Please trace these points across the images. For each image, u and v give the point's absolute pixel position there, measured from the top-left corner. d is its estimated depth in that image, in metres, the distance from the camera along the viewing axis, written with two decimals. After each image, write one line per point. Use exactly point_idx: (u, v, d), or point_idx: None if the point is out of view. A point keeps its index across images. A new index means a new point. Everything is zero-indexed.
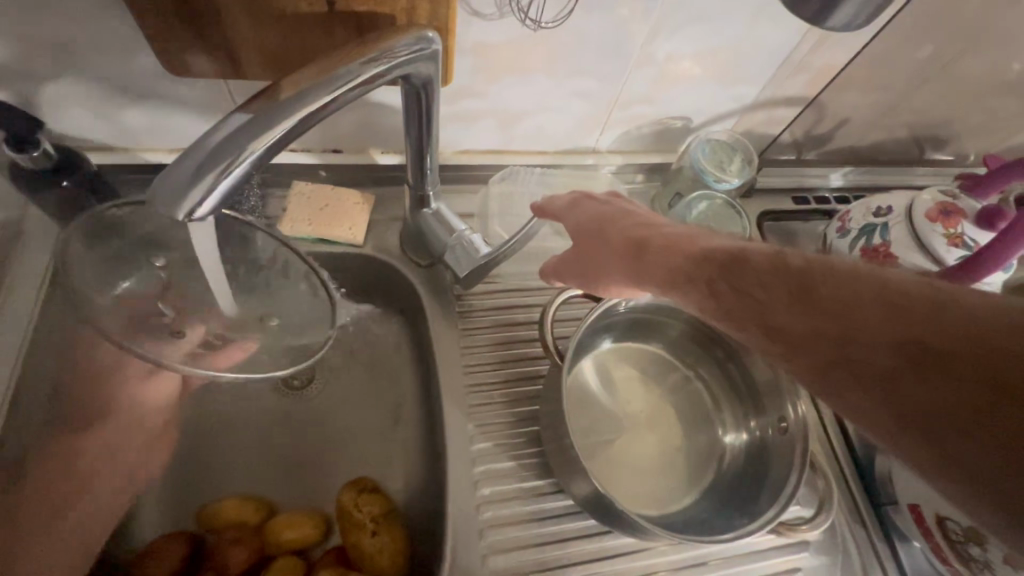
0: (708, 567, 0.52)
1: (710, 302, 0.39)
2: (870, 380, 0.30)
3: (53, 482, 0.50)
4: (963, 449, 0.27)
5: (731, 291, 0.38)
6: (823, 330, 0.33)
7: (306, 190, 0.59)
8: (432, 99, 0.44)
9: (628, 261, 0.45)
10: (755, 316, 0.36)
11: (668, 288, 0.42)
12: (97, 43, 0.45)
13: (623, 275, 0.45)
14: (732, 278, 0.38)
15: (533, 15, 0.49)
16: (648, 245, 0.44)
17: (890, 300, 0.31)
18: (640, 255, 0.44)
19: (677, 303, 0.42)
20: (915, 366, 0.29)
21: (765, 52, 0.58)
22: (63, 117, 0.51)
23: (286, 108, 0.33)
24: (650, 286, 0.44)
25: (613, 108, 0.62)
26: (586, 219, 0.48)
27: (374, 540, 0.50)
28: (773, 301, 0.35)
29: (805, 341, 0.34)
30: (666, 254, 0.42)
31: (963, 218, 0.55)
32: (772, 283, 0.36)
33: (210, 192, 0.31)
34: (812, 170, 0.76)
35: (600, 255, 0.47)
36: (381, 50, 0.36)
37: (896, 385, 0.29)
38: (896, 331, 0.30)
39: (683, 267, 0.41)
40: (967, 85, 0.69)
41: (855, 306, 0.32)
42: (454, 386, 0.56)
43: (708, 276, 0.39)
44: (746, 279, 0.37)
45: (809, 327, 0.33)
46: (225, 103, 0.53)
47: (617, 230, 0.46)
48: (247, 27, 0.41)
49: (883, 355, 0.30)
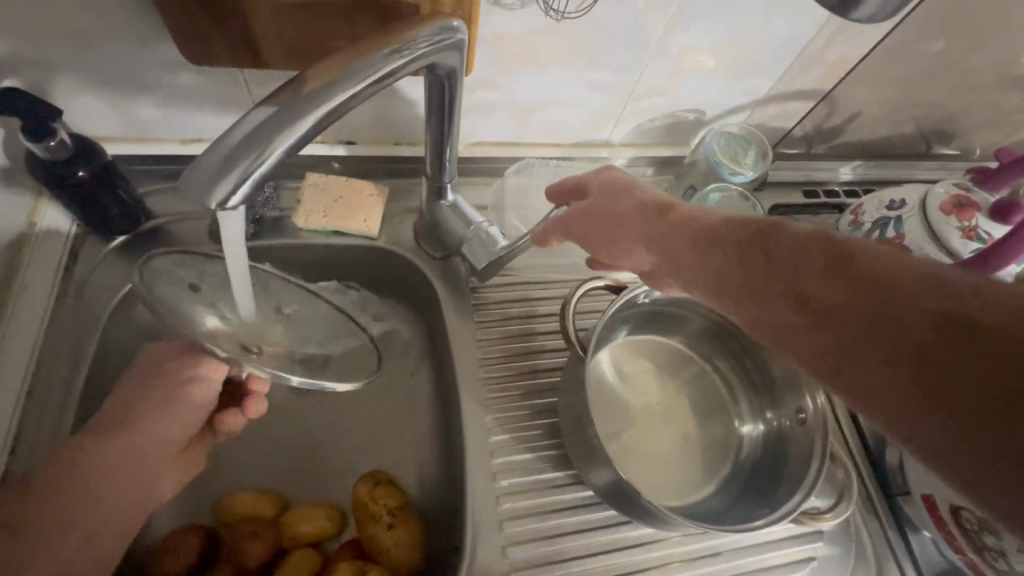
0: (723, 557, 0.52)
1: (729, 273, 0.38)
2: (900, 354, 0.28)
3: (78, 523, 0.43)
4: (994, 430, 0.24)
5: (755, 261, 0.36)
6: (851, 300, 0.31)
7: (318, 181, 0.58)
8: (455, 90, 0.43)
9: (645, 229, 0.43)
10: (780, 284, 0.34)
11: (689, 253, 0.40)
12: (114, 33, 0.44)
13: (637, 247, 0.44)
14: (762, 245, 0.36)
15: (556, 6, 0.48)
16: (674, 211, 0.42)
17: (928, 277, 0.29)
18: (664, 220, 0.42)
19: (694, 273, 0.40)
20: (949, 340, 0.26)
21: (783, 45, 0.58)
22: (78, 108, 0.51)
23: (313, 98, 0.33)
24: (666, 256, 0.42)
25: (629, 101, 0.62)
26: (612, 183, 0.47)
27: (391, 532, 0.50)
28: (803, 269, 0.33)
29: (832, 312, 0.31)
30: (691, 225, 0.41)
31: (977, 211, 0.55)
32: (804, 252, 0.34)
33: (242, 180, 0.31)
34: (821, 164, 0.76)
35: (605, 219, 0.45)
36: (402, 41, 0.36)
37: (922, 362, 0.27)
38: (934, 302, 0.28)
39: (705, 238, 0.39)
40: (976, 78, 0.70)
41: (890, 279, 0.30)
42: (471, 378, 0.56)
43: (736, 241, 0.38)
44: (776, 247, 0.35)
45: (835, 298, 0.31)
46: (241, 95, 0.52)
47: (641, 196, 0.45)
48: (269, 15, 0.40)
49: (920, 329, 0.27)
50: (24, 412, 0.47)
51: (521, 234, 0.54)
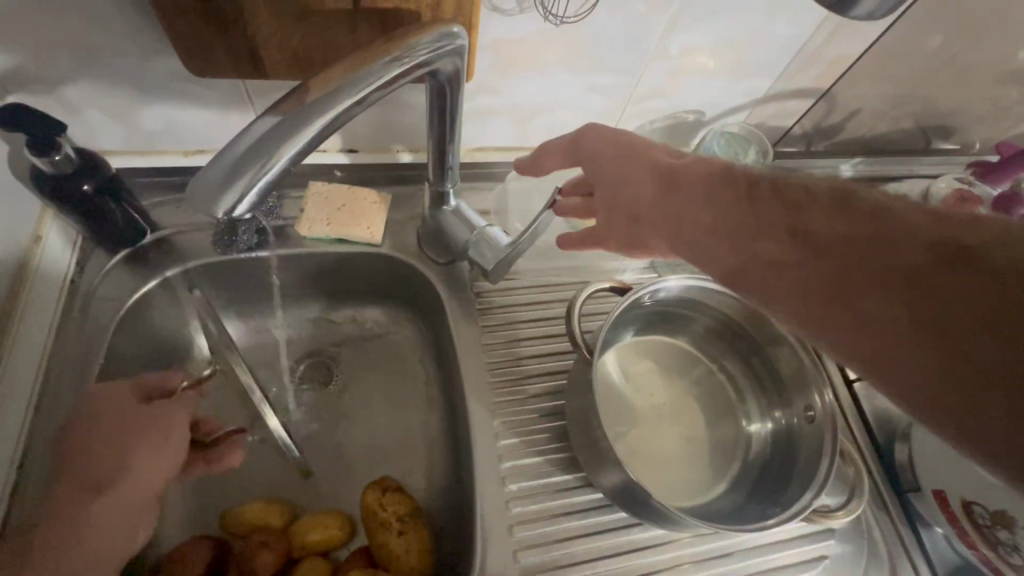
0: (735, 557, 0.52)
1: (734, 218, 0.39)
2: (899, 278, 0.31)
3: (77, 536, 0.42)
4: (976, 334, 0.27)
5: (762, 207, 0.38)
6: (855, 238, 0.33)
7: (321, 190, 0.58)
8: (456, 96, 0.43)
9: (660, 177, 0.43)
10: (786, 222, 0.37)
11: (700, 199, 0.41)
12: (117, 47, 0.45)
13: (639, 197, 0.44)
14: (772, 189, 0.38)
15: (555, 11, 0.49)
16: (689, 163, 0.43)
17: (927, 215, 0.32)
18: (678, 172, 0.42)
19: (698, 219, 0.41)
20: (947, 262, 0.29)
21: (781, 44, 0.58)
22: (82, 122, 0.51)
23: (315, 107, 0.33)
24: (673, 206, 0.42)
25: (629, 103, 0.62)
26: (620, 137, 0.45)
27: (402, 539, 0.50)
28: (810, 209, 0.36)
29: (835, 245, 0.34)
30: (700, 172, 0.42)
31: (980, 205, 0.56)
32: (812, 195, 0.37)
33: (249, 189, 0.31)
34: (822, 161, 0.76)
35: (620, 156, 0.45)
36: (404, 48, 0.36)
37: (919, 282, 0.30)
38: (932, 233, 0.31)
39: (714, 188, 0.41)
40: (974, 72, 0.70)
41: (891, 215, 0.33)
42: (477, 382, 0.56)
43: (746, 187, 0.40)
44: (787, 193, 0.38)
45: (835, 231, 0.34)
46: (243, 106, 0.53)
47: (655, 144, 0.45)
48: (272, 27, 0.41)
49: (921, 258, 0.30)
50: (33, 426, 0.47)
51: (524, 232, 0.53)
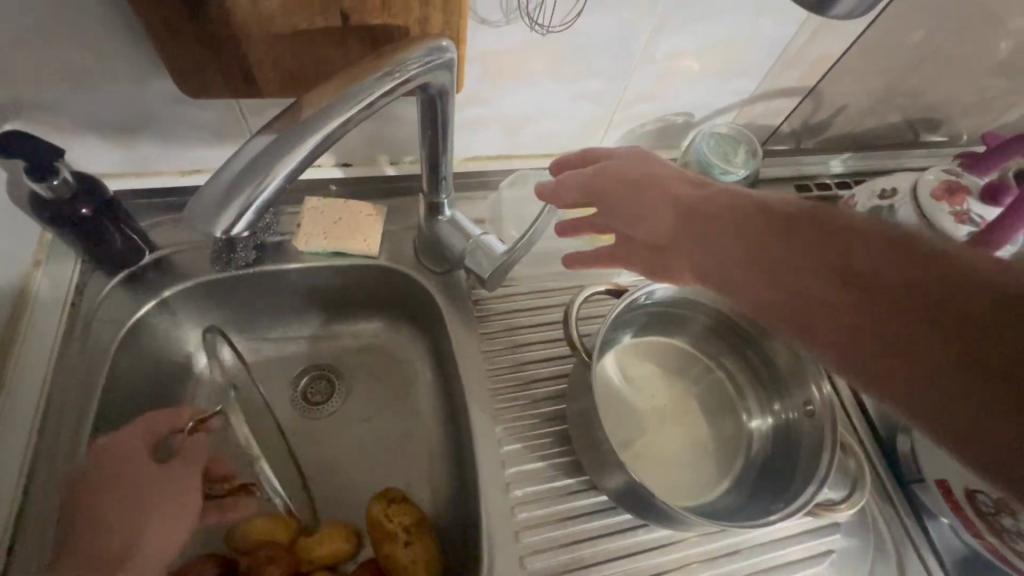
0: (743, 555, 0.52)
1: (760, 248, 0.38)
2: (958, 328, 0.28)
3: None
4: None
5: (802, 240, 0.36)
6: (897, 270, 0.32)
7: (318, 205, 0.59)
8: (447, 108, 0.44)
9: (687, 209, 0.42)
10: (828, 262, 0.34)
11: (734, 235, 0.39)
12: (112, 70, 0.46)
13: (665, 231, 0.43)
14: (813, 226, 0.36)
15: (541, 21, 0.50)
16: (716, 198, 0.41)
17: (990, 265, 0.30)
18: (706, 207, 0.41)
19: (730, 257, 0.39)
20: (1017, 314, 0.27)
21: (766, 46, 0.59)
22: (79, 146, 0.52)
23: (309, 124, 0.33)
24: (698, 235, 0.41)
25: (618, 108, 0.63)
26: (642, 172, 0.45)
27: (408, 550, 0.50)
28: (857, 248, 0.34)
29: (884, 287, 0.32)
30: (730, 208, 0.40)
31: (967, 195, 0.56)
32: (859, 233, 0.34)
33: (247, 208, 0.32)
34: (811, 158, 0.78)
35: (636, 187, 0.44)
36: (395, 63, 0.37)
37: (982, 334, 0.28)
38: (997, 282, 0.29)
39: (737, 215, 0.39)
40: (956, 66, 0.71)
41: (948, 262, 0.31)
42: (477, 389, 0.56)
43: (783, 223, 0.37)
44: (831, 229, 0.35)
45: (885, 273, 0.32)
46: (238, 125, 0.53)
47: (671, 173, 0.45)
48: (264, 46, 0.41)
49: (983, 307, 0.28)
50: (37, 451, 0.47)
51: (520, 239, 0.54)
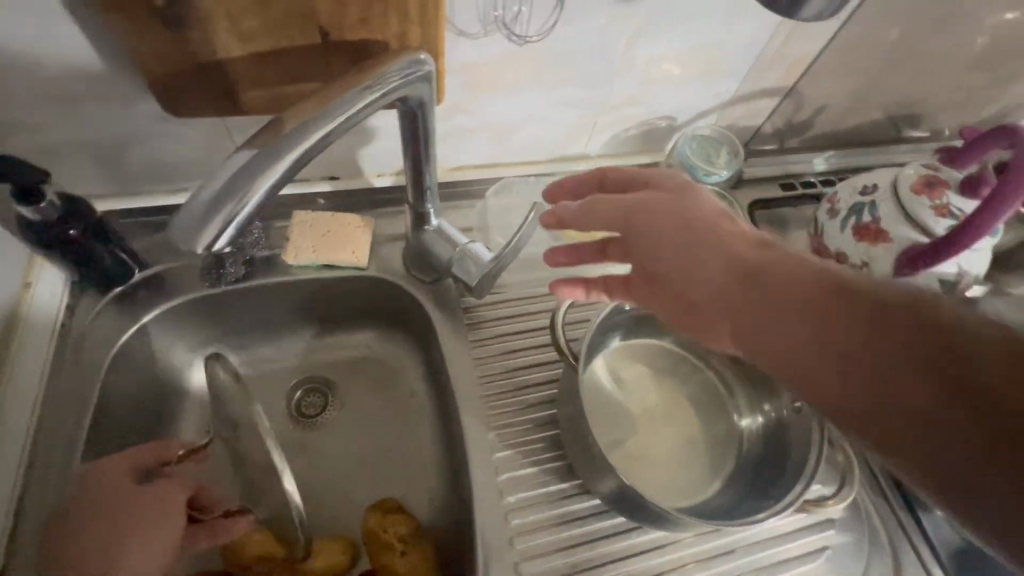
0: (737, 554, 0.52)
1: (820, 331, 0.32)
2: None
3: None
4: None
5: (876, 329, 0.31)
6: (996, 382, 0.27)
7: (306, 218, 0.59)
8: (428, 120, 0.45)
9: (737, 273, 0.36)
10: (907, 361, 0.29)
11: (788, 311, 0.34)
12: (96, 93, 0.46)
13: (709, 292, 0.37)
14: (890, 314, 0.31)
15: (519, 31, 0.50)
16: (768, 263, 0.36)
17: None
18: (759, 275, 0.35)
19: (783, 336, 0.34)
20: None
21: (743, 48, 0.60)
22: (67, 168, 0.52)
23: (288, 139, 0.34)
24: (747, 296, 0.36)
25: (601, 113, 0.63)
26: (683, 218, 0.39)
27: (405, 559, 0.50)
28: (946, 347, 0.29)
29: (978, 401, 0.27)
30: (787, 278, 0.35)
31: (947, 188, 0.57)
32: (948, 331, 0.29)
33: (227, 225, 0.32)
34: (795, 157, 0.79)
35: (677, 230, 0.39)
36: (374, 78, 0.38)
37: None
38: None
39: (797, 280, 0.34)
40: (934, 63, 0.72)
41: None
42: (469, 397, 0.56)
43: (853, 304, 0.32)
44: (913, 319, 0.30)
45: (980, 380, 0.27)
46: (224, 142, 0.54)
47: (718, 215, 0.39)
48: (245, 65, 0.42)
49: None
50: (29, 472, 0.47)
51: (506, 246, 0.55)
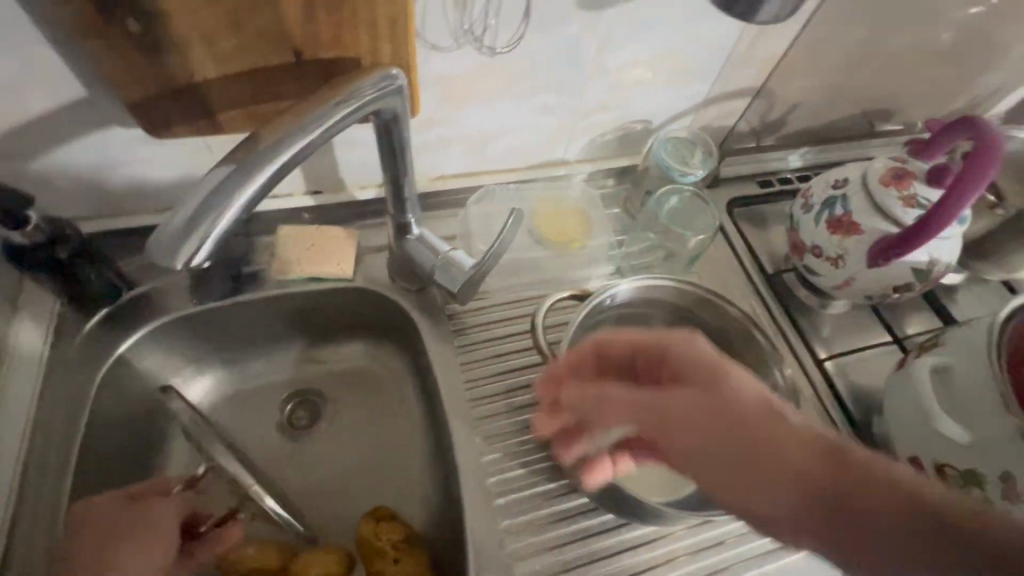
0: (726, 546, 0.52)
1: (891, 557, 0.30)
2: None
3: None
4: None
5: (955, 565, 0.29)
6: None
7: (292, 233, 0.61)
8: (403, 131, 0.46)
9: (800, 494, 0.32)
10: None
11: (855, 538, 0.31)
12: (78, 118, 0.47)
13: (766, 507, 0.34)
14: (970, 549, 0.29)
15: (487, 43, 0.52)
16: (836, 478, 0.32)
17: None
18: (826, 501, 0.32)
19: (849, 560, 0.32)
20: None
21: (711, 51, 0.62)
22: (51, 193, 0.53)
23: (264, 155, 0.35)
24: (818, 522, 0.32)
25: (578, 119, 0.65)
26: (731, 422, 0.35)
27: (398, 566, 0.50)
28: None
29: None
30: (856, 496, 0.31)
31: (914, 179, 0.58)
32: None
33: (206, 238, 0.33)
34: (772, 155, 0.80)
35: (720, 437, 0.35)
36: (348, 92, 0.39)
37: None
38: None
39: (864, 502, 0.31)
40: (901, 59, 0.74)
41: None
42: (457, 401, 0.57)
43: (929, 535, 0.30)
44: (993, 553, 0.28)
45: None
46: (206, 161, 0.55)
47: (763, 411, 0.35)
48: (222, 86, 0.43)
49: None
50: (20, 493, 0.48)
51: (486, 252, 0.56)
